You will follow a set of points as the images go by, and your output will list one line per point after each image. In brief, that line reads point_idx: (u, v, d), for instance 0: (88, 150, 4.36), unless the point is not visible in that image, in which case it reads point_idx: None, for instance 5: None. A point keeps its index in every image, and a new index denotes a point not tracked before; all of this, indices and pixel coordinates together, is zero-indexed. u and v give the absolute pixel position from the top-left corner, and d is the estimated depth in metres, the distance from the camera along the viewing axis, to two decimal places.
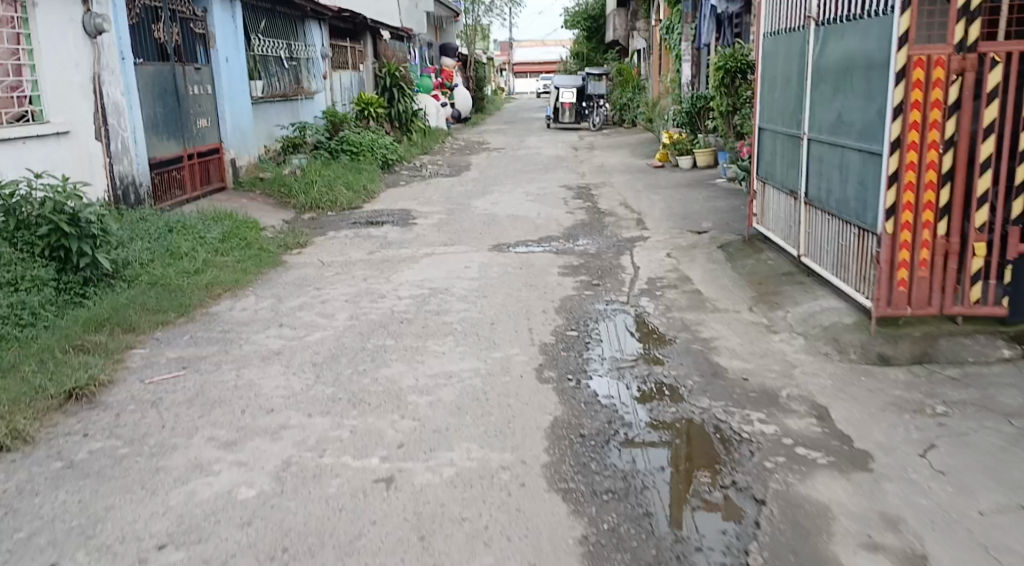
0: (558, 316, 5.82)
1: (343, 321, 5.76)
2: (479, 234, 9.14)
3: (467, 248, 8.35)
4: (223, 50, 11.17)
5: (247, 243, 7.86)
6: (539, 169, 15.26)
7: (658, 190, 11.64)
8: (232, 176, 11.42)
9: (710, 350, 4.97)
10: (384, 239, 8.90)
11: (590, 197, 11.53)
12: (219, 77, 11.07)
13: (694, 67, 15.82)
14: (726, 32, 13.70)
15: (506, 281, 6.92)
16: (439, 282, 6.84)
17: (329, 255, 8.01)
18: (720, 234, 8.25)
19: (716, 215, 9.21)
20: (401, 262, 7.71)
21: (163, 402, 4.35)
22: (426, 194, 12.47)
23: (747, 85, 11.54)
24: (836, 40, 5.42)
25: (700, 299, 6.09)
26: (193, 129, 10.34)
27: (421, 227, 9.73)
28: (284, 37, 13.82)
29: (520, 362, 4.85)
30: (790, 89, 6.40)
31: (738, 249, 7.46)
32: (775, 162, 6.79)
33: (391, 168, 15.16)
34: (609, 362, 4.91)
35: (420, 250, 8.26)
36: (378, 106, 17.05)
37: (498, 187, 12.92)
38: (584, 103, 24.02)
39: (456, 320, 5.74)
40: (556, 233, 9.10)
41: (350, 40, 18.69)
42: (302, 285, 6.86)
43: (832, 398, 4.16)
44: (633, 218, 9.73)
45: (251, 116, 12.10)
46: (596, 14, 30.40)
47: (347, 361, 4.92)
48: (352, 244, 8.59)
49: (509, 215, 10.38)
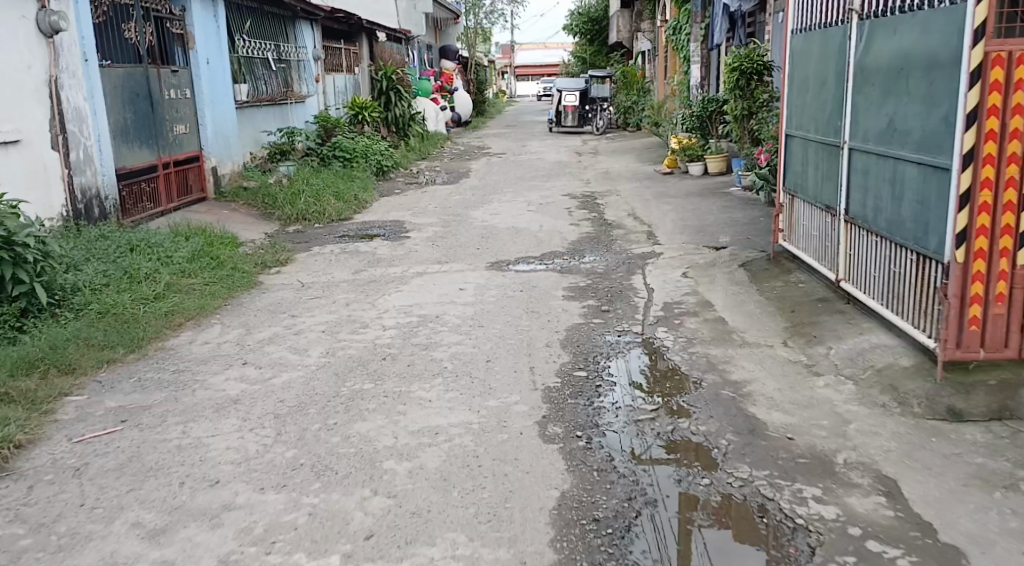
0: (563, 352, 5.07)
1: (317, 357, 5.03)
2: (477, 249, 8.40)
3: (463, 266, 7.61)
4: (205, 51, 10.47)
5: (218, 262, 7.12)
6: (541, 175, 14.53)
7: (668, 200, 10.90)
8: (213, 186, 10.70)
9: (744, 399, 4.22)
10: (373, 256, 8.16)
11: (596, 207, 10.80)
12: (199, 79, 10.36)
13: (704, 69, 15.09)
14: (738, 32, 12.98)
15: (504, 307, 6.18)
16: (430, 309, 6.10)
17: (311, 275, 7.28)
18: (740, 251, 7.51)
19: (734, 228, 8.47)
20: (389, 283, 6.98)
21: (88, 471, 3.61)
22: (422, 204, 11.74)
23: (763, 87, 10.80)
24: (886, 36, 4.73)
25: (726, 330, 5.34)
26: (169, 135, 9.63)
27: (415, 241, 8.99)
28: (272, 37, 13.09)
29: (519, 414, 4.09)
30: (825, 92, 5.71)
31: (763, 269, 6.72)
32: (806, 173, 6.07)
33: (386, 175, 14.44)
34: (624, 413, 4.14)
35: (411, 269, 7.52)
36: (373, 111, 16.34)
37: (498, 196, 12.19)
38: (587, 106, 23.30)
39: (446, 356, 5.00)
40: (560, 248, 8.36)
41: (344, 41, 17.97)
42: (277, 311, 6.14)
43: (900, 468, 3.42)
44: (643, 231, 8.99)
45: (234, 121, 11.37)
46: (600, 16, 29.70)
47: (315, 411, 4.18)
48: (337, 262, 7.85)
49: (509, 227, 9.64)
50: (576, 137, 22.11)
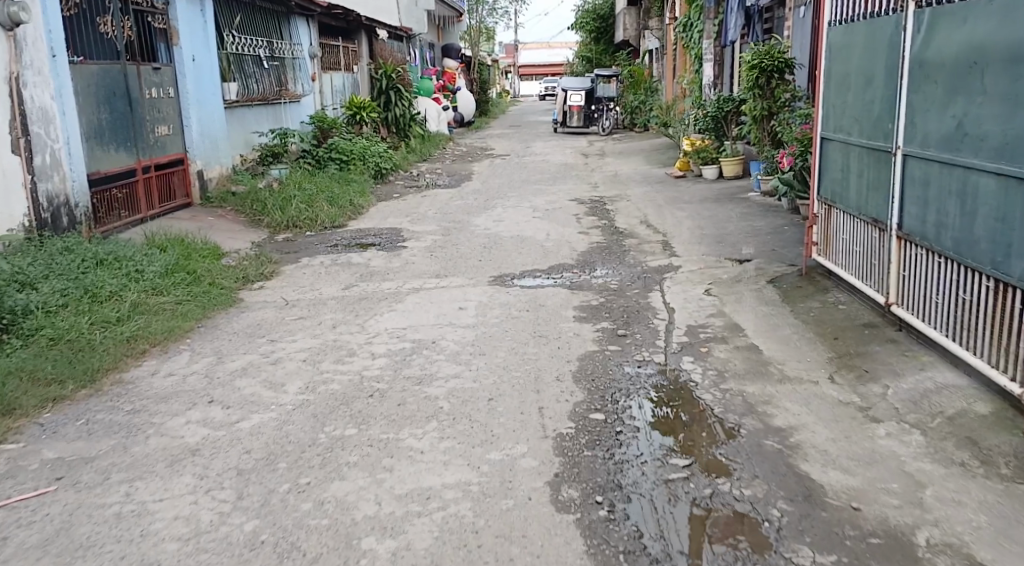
0: (577, 387, 4.43)
1: (294, 392, 4.40)
2: (479, 261, 7.75)
3: (463, 281, 6.97)
4: (189, 47, 9.86)
5: (194, 277, 6.49)
6: (547, 178, 13.90)
7: (683, 206, 10.26)
8: (199, 191, 10.06)
9: (792, 452, 3.59)
10: (366, 268, 7.53)
11: (605, 213, 10.16)
12: (184, 78, 9.73)
13: (716, 67, 14.44)
14: (755, 28, 12.34)
15: (509, 330, 5.54)
16: (425, 331, 5.47)
17: (297, 291, 6.65)
18: (766, 264, 6.88)
19: (757, 238, 7.85)
20: (382, 301, 6.35)
21: (5, 550, 3.00)
22: (421, 209, 11.13)
23: (784, 85, 10.16)
24: (948, 26, 4.13)
25: (762, 361, 4.70)
26: (150, 137, 9.02)
27: (412, 251, 8.36)
28: (264, 32, 12.45)
29: (527, 471, 3.46)
30: (870, 90, 5.08)
31: (795, 286, 6.09)
32: (846, 181, 5.46)
33: (385, 178, 13.86)
34: (651, 468, 3.51)
35: (406, 284, 6.90)
36: (372, 110, 15.71)
37: (501, 201, 11.56)
38: (593, 106, 22.65)
39: (442, 393, 4.36)
40: (569, 260, 7.72)
41: (342, 39, 17.34)
42: (255, 334, 5.51)
43: (996, 553, 2.83)
44: (658, 240, 8.36)
45: (223, 121, 10.75)
46: (605, 14, 29.09)
47: (286, 466, 3.55)
48: (326, 276, 7.23)
49: (513, 236, 9.00)
50: (582, 138, 21.46)
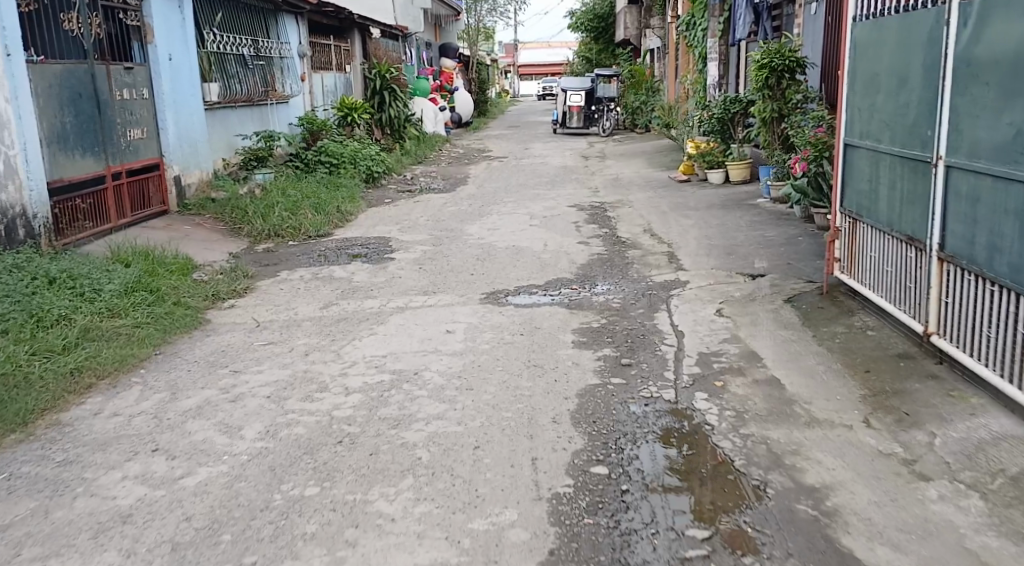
0: (576, 431, 3.87)
1: (252, 438, 3.84)
2: (471, 275, 7.20)
3: (452, 298, 6.42)
4: (165, 45, 9.31)
5: (157, 296, 5.95)
6: (545, 182, 13.36)
7: (688, 213, 9.72)
8: (176, 198, 9.50)
9: (831, 520, 3.04)
10: (349, 283, 6.98)
11: (607, 221, 9.61)
12: (159, 78, 9.18)
13: (721, 67, 13.85)
14: (763, 25, 11.72)
15: (499, 357, 4.99)
16: (407, 359, 4.92)
17: (271, 310, 6.10)
18: (783, 280, 6.33)
19: (771, 250, 7.29)
20: (362, 322, 5.80)
21: None
22: (412, 216, 10.57)
23: (795, 86, 9.64)
24: (999, 20, 3.60)
25: (785, 399, 4.14)
26: (121, 140, 8.47)
27: (400, 263, 7.80)
28: (248, 31, 11.88)
29: (518, 548, 2.92)
30: (905, 91, 4.54)
31: (816, 307, 5.54)
32: (876, 193, 4.91)
33: (377, 181, 13.38)
34: (664, 543, 2.97)
35: (391, 302, 6.35)
36: (364, 112, 15.17)
37: (497, 207, 11.02)
38: (593, 106, 22.08)
39: (421, 438, 3.81)
40: (567, 273, 7.17)
41: (334, 38, 16.80)
42: (218, 363, 4.96)
43: None
44: (663, 252, 7.80)
45: (203, 124, 10.19)
46: (606, 13, 28.52)
47: (231, 541, 3.01)
48: (305, 293, 6.68)
49: (509, 246, 8.44)
50: (582, 139, 20.91)
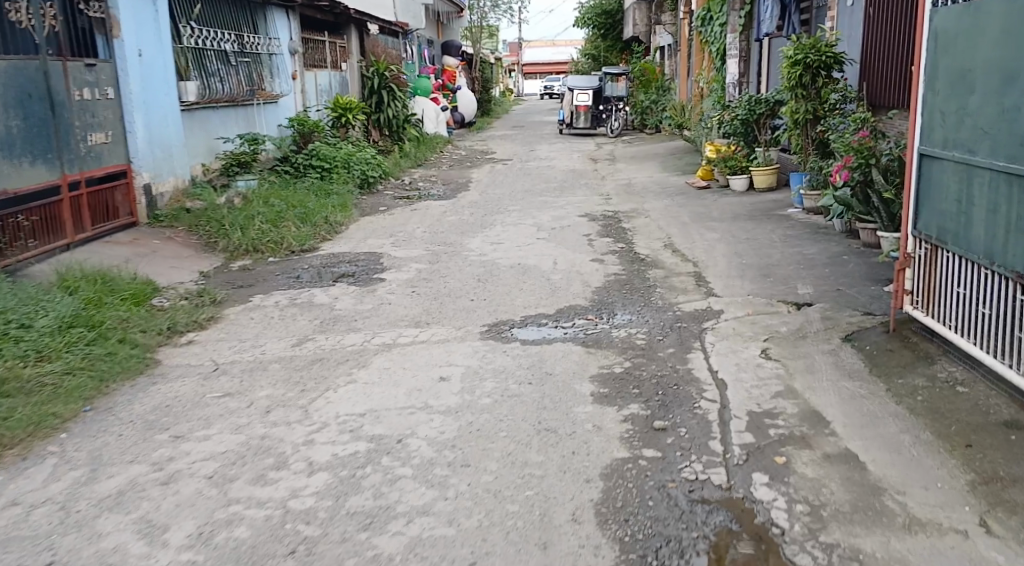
0: (604, 537, 2.97)
1: (177, 545, 2.94)
2: (471, 301, 6.29)
3: (448, 332, 5.50)
4: (134, 40, 8.42)
5: (98, 332, 5.03)
6: (553, 188, 12.45)
7: (712, 224, 8.80)
8: (146, 209, 8.59)
9: None
10: (331, 312, 6.06)
11: (622, 235, 8.69)
12: (127, 77, 8.28)
13: (742, 64, 12.90)
14: (791, 19, 10.69)
15: (503, 416, 4.06)
16: (389, 420, 3.99)
17: (234, 349, 5.19)
18: (835, 311, 5.42)
19: (814, 273, 6.39)
20: (340, 364, 4.87)
21: None
22: (409, 227, 9.66)
23: (832, 84, 8.74)
24: None
25: (871, 487, 3.25)
26: (80, 145, 7.58)
27: (390, 285, 6.89)
28: (232, 24, 10.98)
29: None
30: (1014, 92, 3.71)
31: (884, 350, 4.63)
32: (971, 216, 4.07)
33: (372, 187, 12.52)
34: None
35: (377, 336, 5.43)
36: (359, 112, 14.26)
37: (501, 217, 10.10)
38: (601, 106, 21.10)
39: (402, 546, 2.92)
40: (581, 300, 6.24)
41: (329, 34, 15.88)
42: (157, 423, 4.05)
43: None
44: (689, 273, 6.88)
45: (179, 127, 9.29)
46: (613, 9, 27.52)
47: None
48: (277, 324, 5.76)
49: (514, 264, 7.52)
50: (590, 140, 19.99)
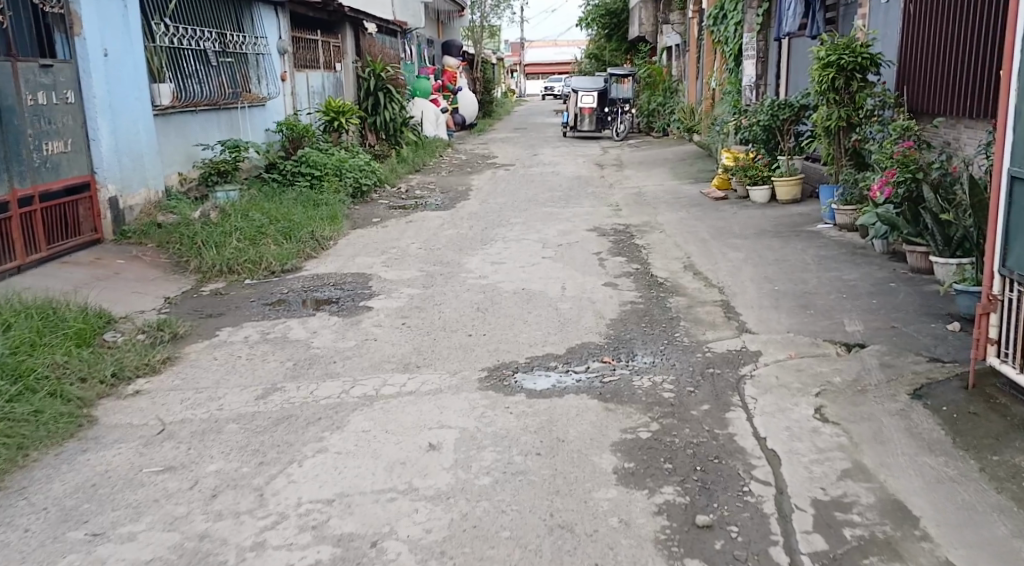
0: None
1: None
2: (469, 337, 5.48)
3: (441, 379, 4.69)
4: (99, 38, 7.62)
5: (22, 383, 4.25)
6: (558, 197, 11.65)
7: (736, 242, 8.00)
8: (112, 224, 7.79)
9: None
10: (306, 350, 5.24)
11: (636, 253, 7.89)
12: (89, 78, 7.49)
13: (759, 65, 12.17)
14: (816, 18, 9.88)
15: (506, 502, 3.26)
16: (364, 511, 3.20)
17: (185, 402, 4.38)
18: (895, 357, 4.64)
19: (862, 306, 5.60)
20: (310, 425, 4.06)
21: None
22: (402, 242, 8.86)
23: (868, 87, 7.93)
24: None
25: None
26: (32, 155, 6.88)
27: (378, 315, 6.08)
28: (213, 22, 10.17)
29: None
30: None
31: (966, 414, 3.87)
32: None
33: (366, 196, 11.71)
34: None
35: (357, 385, 4.60)
36: (353, 115, 13.44)
37: (503, 230, 9.30)
38: (607, 108, 20.31)
39: None
40: (594, 336, 5.43)
41: (322, 32, 15.06)
42: (74, 513, 3.27)
43: None
44: (716, 301, 6.09)
45: (152, 133, 8.50)
46: (619, 8, 26.71)
47: None
48: (243, 368, 4.95)
49: (517, 288, 6.72)
50: (595, 144, 19.18)
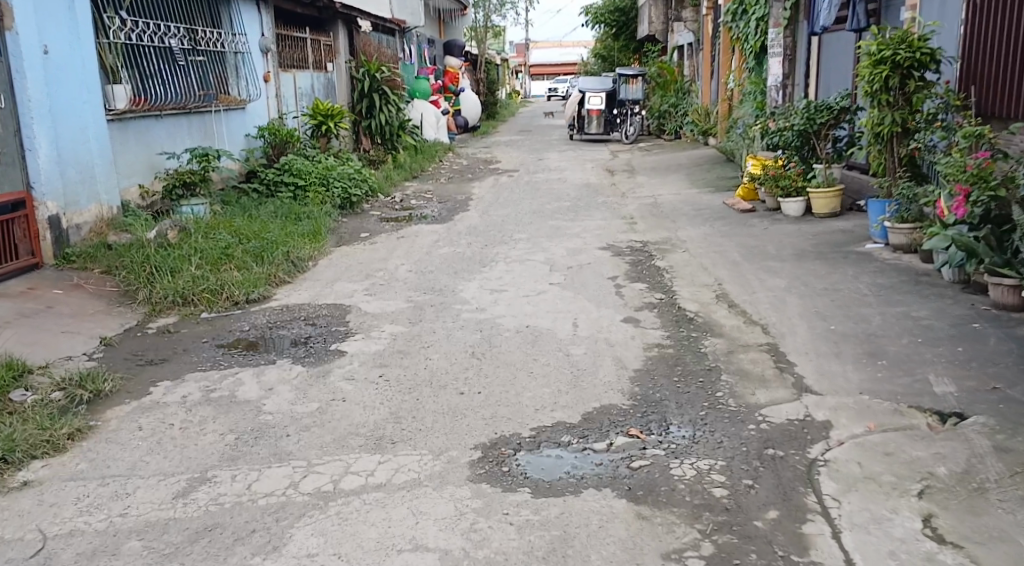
0: None
1: None
2: (458, 397, 4.40)
3: (421, 464, 3.62)
4: (36, 32, 6.58)
5: None
6: (567, 208, 10.57)
7: (773, 265, 6.92)
8: (53, 246, 6.76)
9: None
10: (255, 417, 4.18)
11: (659, 278, 6.81)
12: (23, 79, 6.45)
13: (787, 64, 11.00)
14: (858, 9, 8.80)
15: None
16: None
17: (82, 503, 3.33)
18: (1010, 435, 3.59)
19: (946, 356, 4.54)
20: (240, 542, 3.02)
21: None
22: (390, 263, 7.81)
23: (925, 86, 6.86)
24: None
25: None
26: None
27: (351, 363, 5.01)
28: (181, 16, 9.13)
29: None
30: None
31: None
32: None
33: (359, 207, 10.59)
34: None
35: (312, 473, 3.54)
36: (343, 118, 12.36)
37: (505, 249, 8.22)
38: (615, 110, 19.24)
39: None
40: (616, 395, 4.36)
41: (312, 30, 14.01)
42: None
43: None
44: (762, 346, 5.01)
45: (105, 140, 7.46)
46: (627, 4, 25.53)
47: None
48: (171, 443, 3.89)
49: (520, 326, 5.64)
50: (604, 148, 18.10)
